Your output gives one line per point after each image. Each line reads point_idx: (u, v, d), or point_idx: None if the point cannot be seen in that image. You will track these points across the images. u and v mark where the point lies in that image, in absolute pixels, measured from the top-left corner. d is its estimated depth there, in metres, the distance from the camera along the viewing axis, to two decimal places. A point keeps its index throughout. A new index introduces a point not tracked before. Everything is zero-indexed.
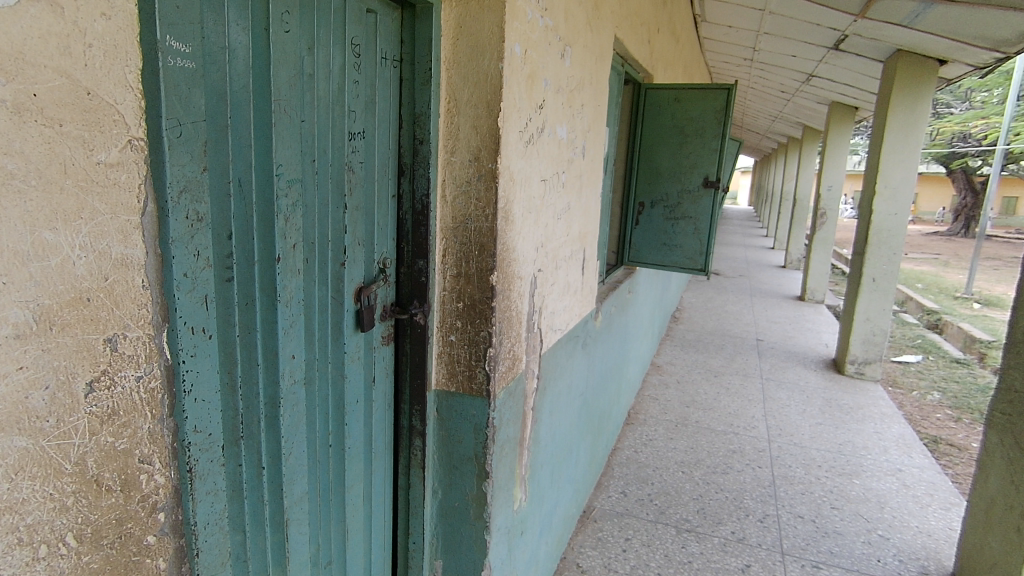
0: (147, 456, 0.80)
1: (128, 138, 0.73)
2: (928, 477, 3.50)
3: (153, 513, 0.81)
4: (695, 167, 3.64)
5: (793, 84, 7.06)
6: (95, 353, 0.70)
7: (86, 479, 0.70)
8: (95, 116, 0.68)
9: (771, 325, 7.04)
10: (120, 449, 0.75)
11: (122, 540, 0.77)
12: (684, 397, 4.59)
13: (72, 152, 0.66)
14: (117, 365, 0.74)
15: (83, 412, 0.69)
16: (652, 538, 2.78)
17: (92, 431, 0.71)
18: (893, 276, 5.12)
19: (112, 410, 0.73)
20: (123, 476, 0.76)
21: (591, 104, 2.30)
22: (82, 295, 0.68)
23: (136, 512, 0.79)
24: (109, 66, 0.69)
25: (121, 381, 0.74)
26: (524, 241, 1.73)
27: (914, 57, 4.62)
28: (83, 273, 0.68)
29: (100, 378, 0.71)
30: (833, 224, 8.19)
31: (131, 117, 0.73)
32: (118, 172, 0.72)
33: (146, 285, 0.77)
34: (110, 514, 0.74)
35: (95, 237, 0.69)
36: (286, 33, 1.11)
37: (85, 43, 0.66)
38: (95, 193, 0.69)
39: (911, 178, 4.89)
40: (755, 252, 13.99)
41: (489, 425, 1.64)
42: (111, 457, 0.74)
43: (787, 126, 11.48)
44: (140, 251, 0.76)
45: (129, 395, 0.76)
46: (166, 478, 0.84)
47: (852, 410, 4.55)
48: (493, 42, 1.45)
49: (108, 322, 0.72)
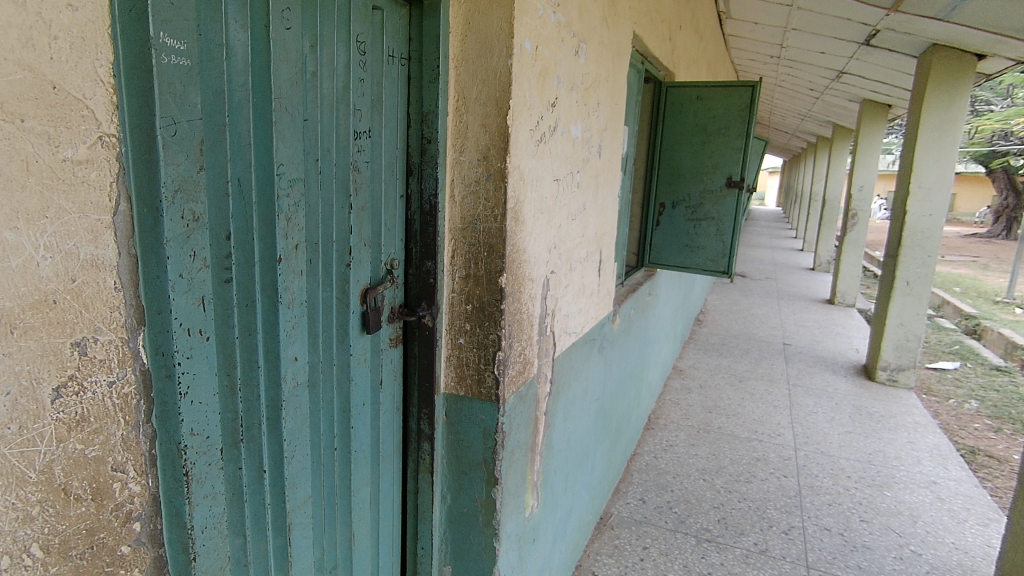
0: (120, 464, 0.81)
1: (97, 134, 0.74)
2: (965, 491, 3.34)
3: (126, 523, 0.83)
4: (718, 167, 3.55)
5: (823, 81, 6.87)
6: (62, 358, 0.71)
7: (53, 488, 0.71)
8: (61, 111, 0.69)
9: (799, 329, 6.85)
10: (91, 457, 0.76)
11: (94, 550, 0.77)
12: (706, 402, 4.48)
13: (36, 148, 0.66)
14: (87, 369, 0.74)
15: (49, 419, 0.70)
16: (671, 547, 2.71)
17: (58, 438, 0.71)
18: (928, 279, 4.92)
19: (81, 417, 0.74)
20: (94, 484, 0.76)
21: (608, 101, 2.24)
22: (48, 297, 0.69)
23: (109, 521, 0.80)
24: (76, 60, 0.70)
25: (91, 386, 0.75)
26: (536, 241, 1.69)
27: (951, 51, 4.44)
28: (48, 274, 0.68)
29: (67, 383, 0.71)
30: (864, 225, 7.95)
31: (99, 112, 0.74)
32: (87, 169, 0.73)
33: (117, 287, 0.78)
34: (80, 523, 0.75)
35: (61, 237, 0.69)
36: (287, 30, 1.10)
37: (50, 36, 0.67)
38: (61, 191, 0.69)
39: (948, 178, 4.69)
40: (784, 254, 13.66)
41: (498, 430, 1.60)
42: (80, 465, 0.74)
43: (817, 125, 11.18)
44: (112, 251, 0.77)
45: (99, 401, 0.77)
46: (141, 487, 0.85)
47: (883, 418, 4.38)
48: (502, 38, 1.42)
49: (76, 325, 0.72)
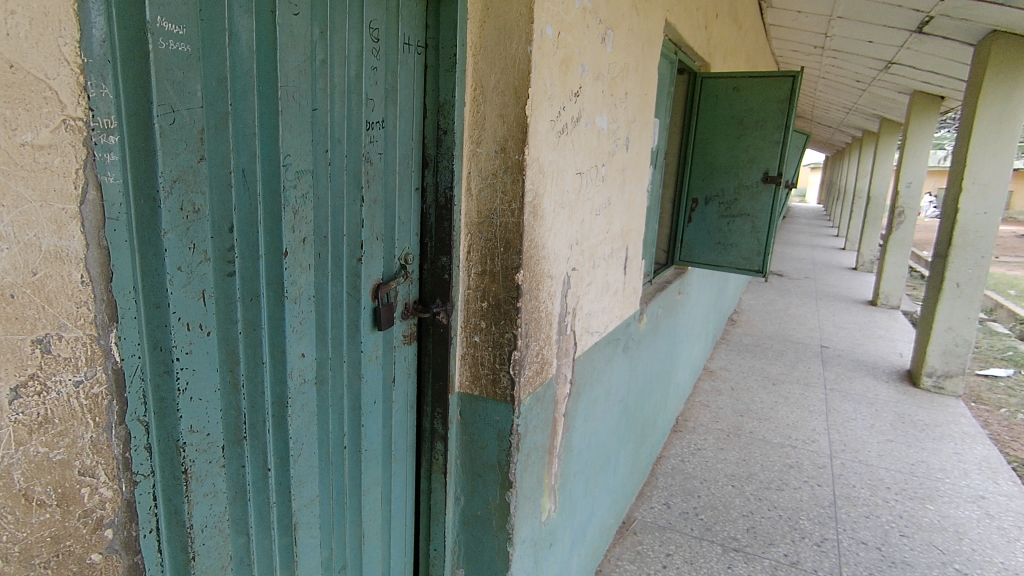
0: (89, 469, 0.79)
1: (62, 118, 0.71)
2: (1016, 507, 3.14)
3: (97, 530, 0.81)
4: (754, 162, 3.41)
5: (870, 72, 6.57)
6: (22, 355, 0.69)
7: (12, 493, 0.69)
8: (20, 92, 0.66)
9: (838, 331, 6.58)
10: (56, 461, 0.74)
11: (60, 558, 0.76)
12: (737, 405, 4.34)
13: None
14: (51, 368, 0.72)
15: (8, 420, 0.68)
16: (695, 556, 2.62)
17: (18, 441, 0.69)
18: (980, 281, 4.64)
19: (44, 418, 0.72)
20: (60, 489, 0.74)
21: (637, 92, 2.15)
22: (5, 291, 0.66)
23: (77, 528, 0.78)
24: (39, 37, 0.67)
25: (55, 386, 0.73)
26: (556, 237, 1.62)
27: (1010, 37, 4.16)
28: (5, 267, 0.66)
29: (28, 384, 0.69)
30: (911, 224, 7.58)
31: (64, 95, 0.71)
32: (51, 155, 0.70)
33: (86, 281, 0.76)
34: (43, 532, 0.73)
35: (19, 227, 0.67)
36: (295, 16, 1.06)
37: (7, 11, 0.64)
38: (19, 178, 0.67)
39: (1005, 174, 4.40)
40: (824, 253, 13.21)
41: (513, 432, 1.54)
42: (44, 470, 0.72)
43: (863, 118, 10.73)
44: (77, 243, 0.74)
45: (66, 401, 0.74)
46: (113, 492, 0.83)
47: (928, 427, 4.15)
48: (522, 24, 1.35)
49: (39, 321, 0.70)
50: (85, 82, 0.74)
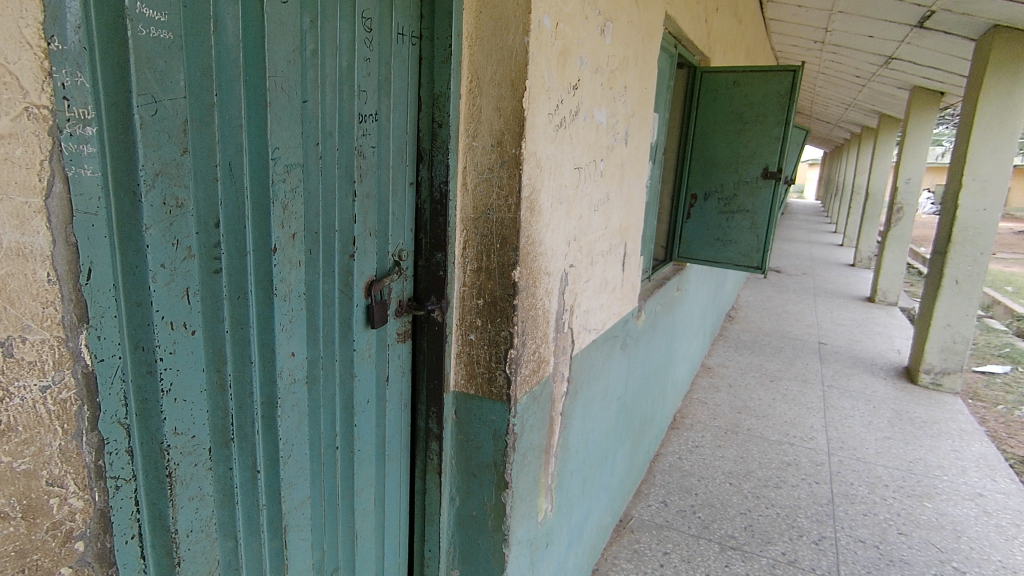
0: (58, 478, 0.75)
1: (24, 105, 0.67)
2: (1014, 505, 3.13)
3: (67, 543, 0.77)
4: (754, 157, 3.38)
5: (870, 67, 6.53)
6: None
7: None
8: None
9: (836, 328, 6.57)
10: (20, 471, 0.70)
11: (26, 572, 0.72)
12: (735, 402, 4.32)
13: None
14: (14, 373, 0.68)
15: None
16: (693, 554, 2.60)
17: None
18: (979, 277, 4.63)
19: (7, 426, 0.68)
20: (25, 501, 0.71)
21: (636, 85, 2.11)
22: None
23: (45, 542, 0.74)
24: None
25: (19, 393, 0.69)
26: (553, 233, 1.59)
27: (1012, 33, 4.13)
28: None
29: None
30: (910, 220, 7.56)
31: (27, 81, 0.66)
32: (12, 144, 0.66)
33: (52, 279, 0.72)
34: (6, 546, 0.69)
35: None
36: (284, 4, 1.02)
37: None
38: None
39: (1005, 170, 4.38)
40: (822, 249, 13.20)
41: (509, 432, 1.52)
42: (7, 481, 0.69)
43: (862, 114, 10.70)
44: (43, 239, 0.70)
45: (31, 408, 0.70)
46: (84, 502, 0.79)
47: (926, 425, 4.14)
48: (519, 14, 1.31)
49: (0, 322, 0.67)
50: (53, 68, 0.70)
